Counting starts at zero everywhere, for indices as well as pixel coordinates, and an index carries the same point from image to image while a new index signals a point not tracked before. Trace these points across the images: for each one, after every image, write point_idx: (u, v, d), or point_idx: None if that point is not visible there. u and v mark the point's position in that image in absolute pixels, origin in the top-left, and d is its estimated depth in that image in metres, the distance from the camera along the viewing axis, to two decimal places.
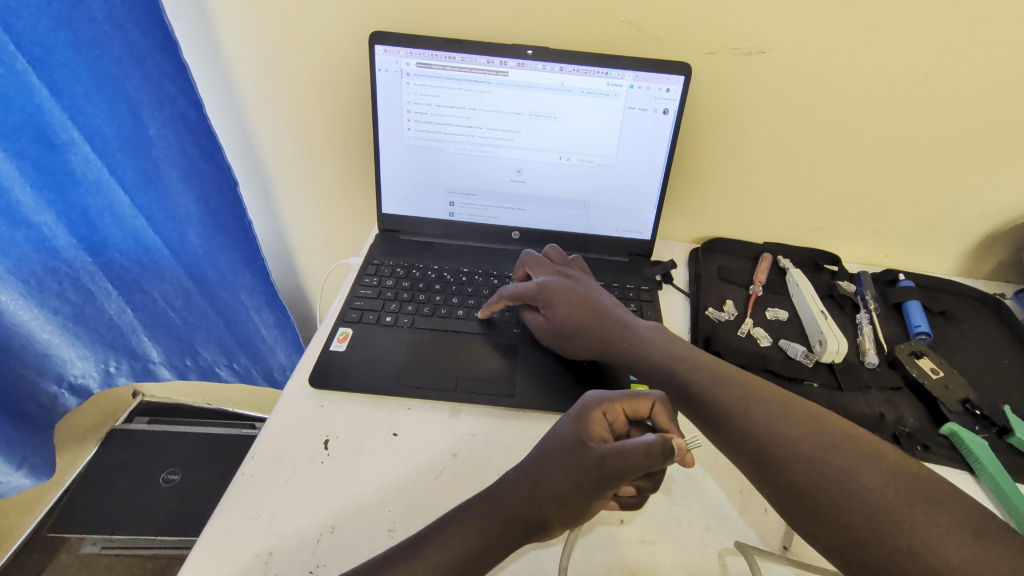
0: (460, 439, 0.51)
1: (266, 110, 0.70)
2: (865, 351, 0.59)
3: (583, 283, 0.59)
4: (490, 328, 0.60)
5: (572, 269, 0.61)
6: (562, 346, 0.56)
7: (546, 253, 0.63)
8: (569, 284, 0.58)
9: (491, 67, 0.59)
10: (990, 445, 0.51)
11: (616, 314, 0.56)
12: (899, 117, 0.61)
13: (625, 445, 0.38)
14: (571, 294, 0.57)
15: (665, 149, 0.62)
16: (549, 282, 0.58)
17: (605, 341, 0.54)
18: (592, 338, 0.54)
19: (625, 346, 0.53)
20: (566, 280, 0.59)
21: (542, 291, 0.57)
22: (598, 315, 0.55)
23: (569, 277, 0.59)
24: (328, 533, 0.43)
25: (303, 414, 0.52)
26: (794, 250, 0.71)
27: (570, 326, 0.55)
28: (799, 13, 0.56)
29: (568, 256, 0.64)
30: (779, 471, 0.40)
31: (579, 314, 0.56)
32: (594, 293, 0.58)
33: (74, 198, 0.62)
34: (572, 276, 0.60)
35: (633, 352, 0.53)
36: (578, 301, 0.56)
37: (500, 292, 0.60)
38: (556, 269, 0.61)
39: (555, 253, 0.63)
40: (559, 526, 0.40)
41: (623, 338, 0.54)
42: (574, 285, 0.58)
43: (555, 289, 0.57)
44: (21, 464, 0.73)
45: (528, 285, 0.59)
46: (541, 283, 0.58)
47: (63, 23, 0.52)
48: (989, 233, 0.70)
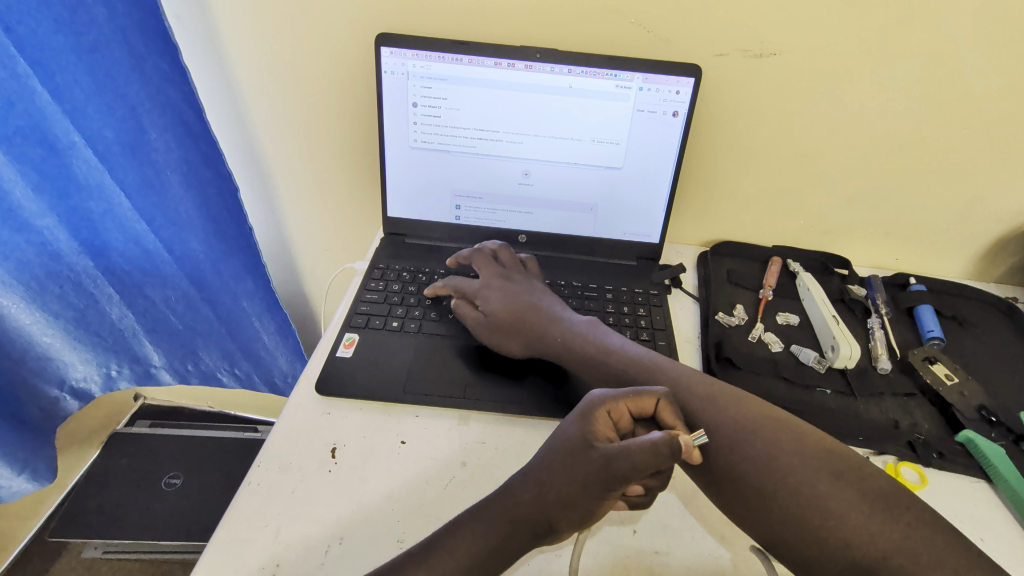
0: (469, 447, 0.50)
1: (269, 113, 0.69)
2: (878, 356, 0.58)
3: (522, 282, 0.61)
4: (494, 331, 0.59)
5: (514, 267, 0.63)
6: (493, 340, 0.56)
7: (491, 250, 0.64)
8: (507, 283, 0.61)
9: (499, 69, 0.58)
10: (1007, 453, 0.50)
11: (549, 310, 0.58)
12: (912, 119, 0.61)
13: (632, 444, 0.37)
14: (507, 292, 0.59)
15: (675, 151, 0.62)
16: (489, 281, 0.61)
17: (537, 334, 0.56)
18: (525, 332, 0.56)
19: (558, 340, 0.55)
20: (505, 279, 0.61)
21: (480, 288, 0.60)
22: (531, 311, 0.57)
23: (508, 277, 0.62)
24: (337, 543, 0.43)
25: (310, 422, 0.51)
26: (804, 254, 0.70)
27: (504, 321, 0.57)
28: (810, 15, 0.55)
29: (519, 257, 0.65)
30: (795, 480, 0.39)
31: (513, 310, 0.57)
32: (531, 292, 0.60)
33: (76, 202, 0.61)
34: (514, 276, 0.62)
35: (563, 344, 0.54)
36: (512, 299, 0.59)
37: (444, 283, 0.62)
38: (499, 269, 0.62)
39: (505, 253, 0.64)
40: (568, 528, 0.40)
41: (555, 332, 0.56)
42: (513, 285, 0.61)
43: (492, 287, 0.60)
44: (23, 469, 0.73)
45: (467, 281, 0.61)
46: (482, 282, 0.60)
47: (64, 26, 0.51)
48: (1000, 236, 0.69)
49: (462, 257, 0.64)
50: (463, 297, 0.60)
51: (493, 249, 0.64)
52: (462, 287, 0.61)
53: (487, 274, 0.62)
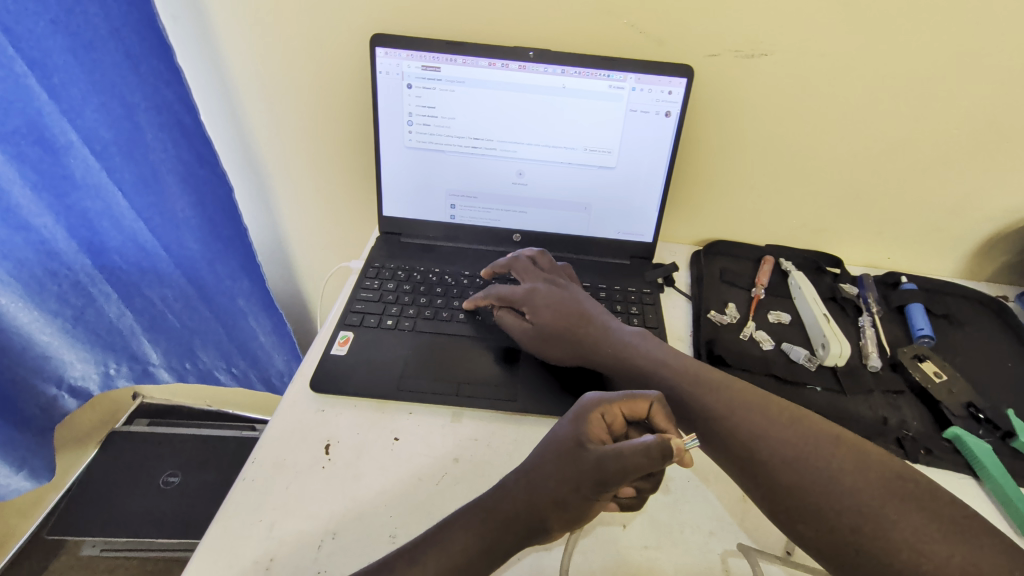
0: (461, 444, 0.51)
1: (265, 113, 0.70)
2: (868, 354, 0.59)
3: (567, 287, 0.59)
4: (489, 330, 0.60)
5: (556, 273, 0.62)
6: (545, 350, 0.55)
7: (528, 257, 0.63)
8: (553, 289, 0.59)
9: (493, 69, 0.59)
10: (994, 449, 0.51)
11: (598, 318, 0.56)
12: (901, 119, 0.61)
13: (623, 447, 0.38)
14: (555, 299, 0.57)
15: (668, 151, 0.62)
16: (534, 287, 0.59)
17: (588, 345, 0.54)
18: (576, 342, 0.55)
19: (609, 350, 0.53)
20: (551, 286, 0.59)
21: (526, 295, 0.58)
22: (582, 318, 0.56)
23: (553, 282, 0.60)
24: (330, 539, 0.43)
25: (304, 419, 0.51)
26: (796, 253, 0.71)
27: (553, 331, 0.55)
28: (800, 15, 0.55)
29: (556, 263, 0.64)
30: (780, 476, 0.40)
31: (563, 318, 0.56)
32: (578, 298, 0.58)
33: (74, 201, 0.61)
34: (558, 281, 0.60)
35: (616, 355, 0.53)
36: (562, 306, 0.57)
37: (488, 290, 0.60)
38: (541, 274, 0.61)
39: (543, 258, 0.63)
40: (559, 529, 0.40)
41: (607, 341, 0.54)
42: (559, 290, 0.59)
43: (540, 294, 0.58)
44: (20, 467, 0.73)
45: (513, 288, 0.59)
46: (528, 288, 0.58)
47: (61, 26, 0.52)
48: (992, 235, 0.70)
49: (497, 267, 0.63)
50: (508, 305, 0.59)
51: (531, 255, 0.63)
52: (506, 294, 0.59)
53: (531, 280, 0.60)
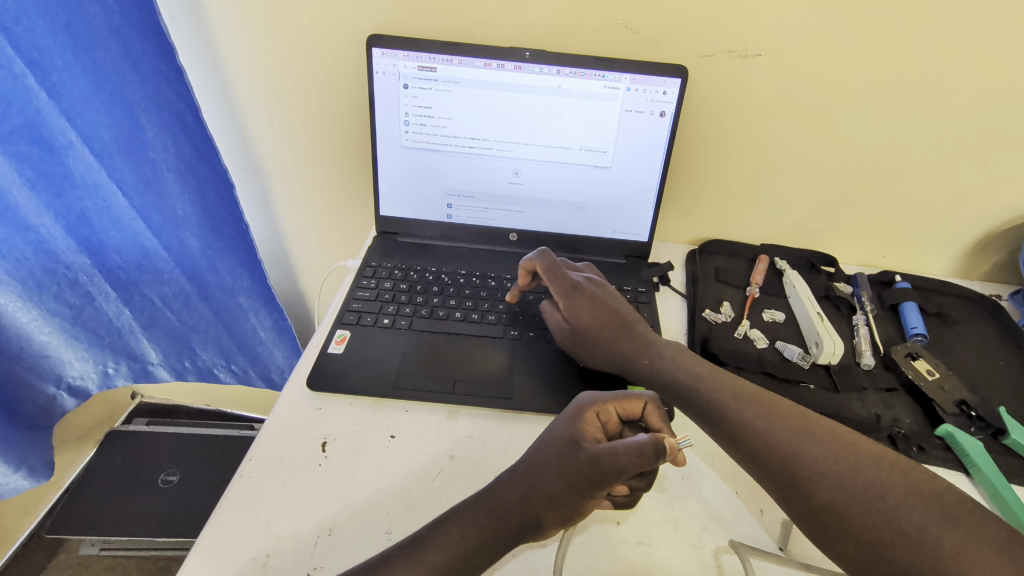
0: (458, 442, 0.51)
1: (263, 113, 0.70)
2: (861, 352, 0.59)
3: (607, 291, 0.58)
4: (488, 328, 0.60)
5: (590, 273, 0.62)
6: (580, 353, 0.55)
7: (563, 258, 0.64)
8: (596, 289, 0.58)
9: (489, 69, 0.59)
10: (985, 446, 0.51)
11: (638, 330, 0.55)
12: (893, 119, 0.62)
13: (618, 446, 0.38)
14: (597, 300, 0.57)
15: (663, 151, 0.62)
16: (577, 287, 0.57)
17: (624, 355, 0.53)
18: (613, 348, 0.54)
19: (644, 363, 0.52)
20: (595, 287, 0.58)
21: (571, 291, 0.57)
22: (622, 325, 0.55)
23: (597, 282, 0.59)
24: (326, 535, 0.44)
25: (301, 417, 0.52)
26: (790, 252, 0.71)
27: (591, 334, 0.55)
28: (792, 17, 0.56)
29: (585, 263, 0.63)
30: None
31: (603, 325, 0.55)
32: (619, 303, 0.58)
33: (73, 200, 0.62)
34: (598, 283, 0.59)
35: (652, 369, 0.52)
36: (603, 308, 0.56)
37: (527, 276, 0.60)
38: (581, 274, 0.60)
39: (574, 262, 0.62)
40: (554, 526, 0.41)
41: (644, 354, 0.53)
42: (600, 294, 0.58)
43: (582, 296, 0.57)
44: (19, 466, 0.73)
45: (562, 276, 0.58)
46: (570, 288, 0.57)
47: (61, 27, 0.52)
48: (984, 234, 0.70)
49: (542, 263, 0.59)
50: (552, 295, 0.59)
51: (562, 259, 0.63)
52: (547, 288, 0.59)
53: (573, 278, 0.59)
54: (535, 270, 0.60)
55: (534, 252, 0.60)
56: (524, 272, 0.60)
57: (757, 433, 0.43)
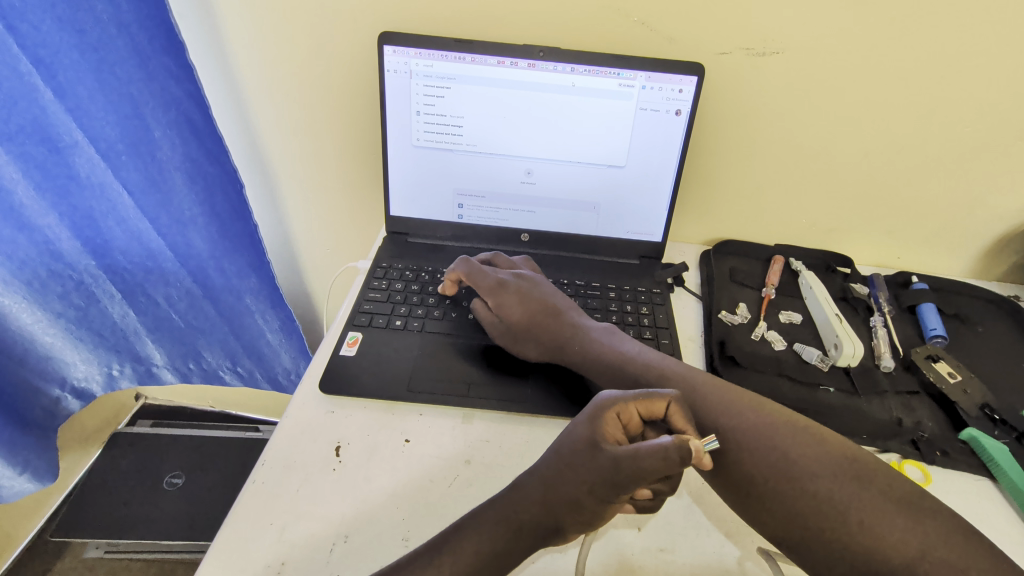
0: (473, 445, 0.50)
1: (271, 112, 0.69)
2: (880, 355, 0.58)
3: (536, 282, 0.60)
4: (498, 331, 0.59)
5: (521, 265, 0.63)
6: (515, 347, 0.56)
7: (487, 258, 0.64)
8: (524, 282, 0.59)
9: (501, 67, 0.58)
10: (1011, 451, 0.50)
11: (568, 316, 0.57)
12: (913, 118, 0.61)
13: (641, 448, 0.37)
14: (526, 293, 0.58)
15: (678, 149, 0.62)
16: (504, 283, 0.59)
17: (558, 343, 0.55)
18: (545, 337, 0.56)
19: (578, 348, 0.54)
20: (521, 280, 0.60)
21: (498, 287, 0.58)
22: (553, 313, 0.57)
23: (524, 274, 0.61)
24: (342, 542, 0.43)
25: (314, 421, 0.51)
26: (806, 252, 0.70)
27: (524, 326, 0.56)
28: (811, 14, 0.55)
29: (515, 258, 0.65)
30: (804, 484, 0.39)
31: (534, 316, 0.57)
32: (548, 291, 0.59)
33: (79, 200, 0.61)
34: (525, 275, 0.61)
35: (584, 353, 0.54)
36: (533, 300, 0.58)
37: (453, 277, 0.60)
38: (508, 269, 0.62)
39: (499, 258, 0.63)
40: (575, 530, 0.40)
41: (576, 340, 0.55)
42: (528, 287, 0.59)
43: (510, 291, 0.58)
44: (24, 468, 0.72)
45: (486, 274, 0.59)
46: (498, 284, 0.59)
47: (68, 24, 0.51)
48: (1002, 234, 0.69)
49: (462, 270, 0.59)
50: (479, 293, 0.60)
51: (486, 258, 0.64)
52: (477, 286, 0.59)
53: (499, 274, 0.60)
54: (460, 279, 0.60)
55: (455, 261, 0.61)
56: (451, 282, 0.60)
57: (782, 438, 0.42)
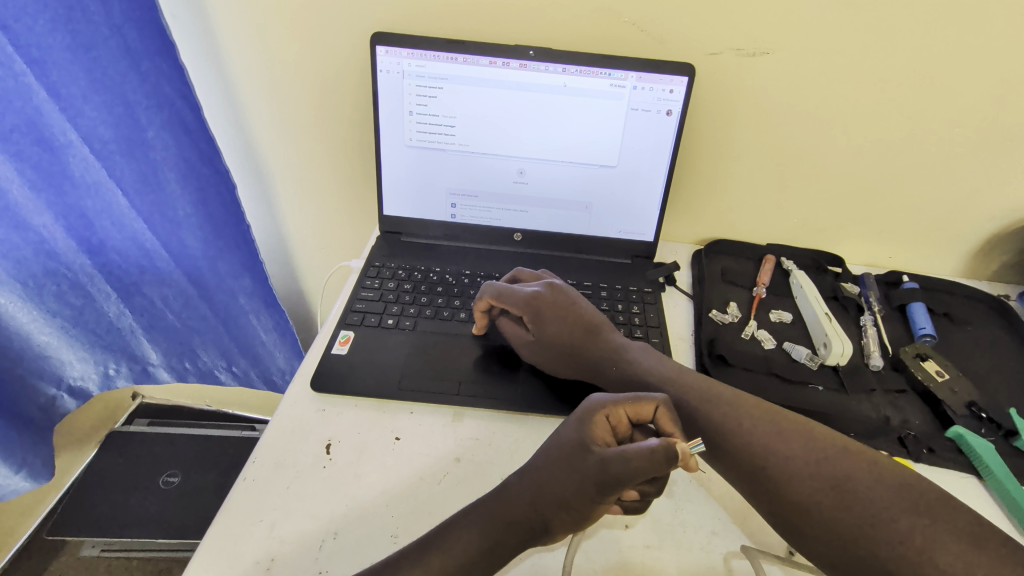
0: (463, 444, 0.50)
1: (265, 112, 0.70)
2: (870, 353, 0.58)
3: (570, 296, 0.57)
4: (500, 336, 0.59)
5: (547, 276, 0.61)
6: (551, 367, 0.54)
7: (511, 275, 0.61)
8: (558, 297, 0.56)
9: (493, 67, 0.58)
10: (996, 449, 0.50)
11: (604, 333, 0.55)
12: (902, 118, 0.61)
13: (628, 450, 0.37)
14: (561, 310, 0.55)
15: (669, 149, 0.62)
16: (540, 300, 0.55)
17: (595, 363, 0.53)
18: (580, 356, 0.54)
19: (614, 369, 0.53)
20: (554, 295, 0.56)
21: (534, 305, 0.55)
22: (589, 331, 0.54)
23: (556, 284, 0.57)
24: (331, 539, 0.43)
25: (305, 419, 0.51)
26: (797, 252, 0.71)
27: (559, 347, 0.54)
28: (800, 14, 0.55)
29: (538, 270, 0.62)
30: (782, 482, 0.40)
31: (572, 335, 0.54)
32: (582, 305, 0.56)
33: (73, 200, 0.61)
34: (558, 286, 0.57)
35: (623, 374, 0.52)
36: (569, 318, 0.55)
37: (485, 297, 0.56)
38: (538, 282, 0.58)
39: (525, 273, 0.60)
40: (562, 530, 0.40)
41: (613, 360, 0.53)
42: (563, 302, 0.56)
43: (546, 310, 0.55)
44: (20, 467, 0.73)
45: (516, 292, 0.56)
46: (533, 302, 0.55)
47: (60, 24, 0.51)
48: (992, 234, 0.70)
49: (490, 294, 0.56)
50: (509, 312, 0.57)
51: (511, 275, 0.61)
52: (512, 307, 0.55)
53: (533, 289, 0.56)
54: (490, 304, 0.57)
55: (483, 287, 0.57)
56: (480, 312, 0.57)
57: (765, 438, 0.44)
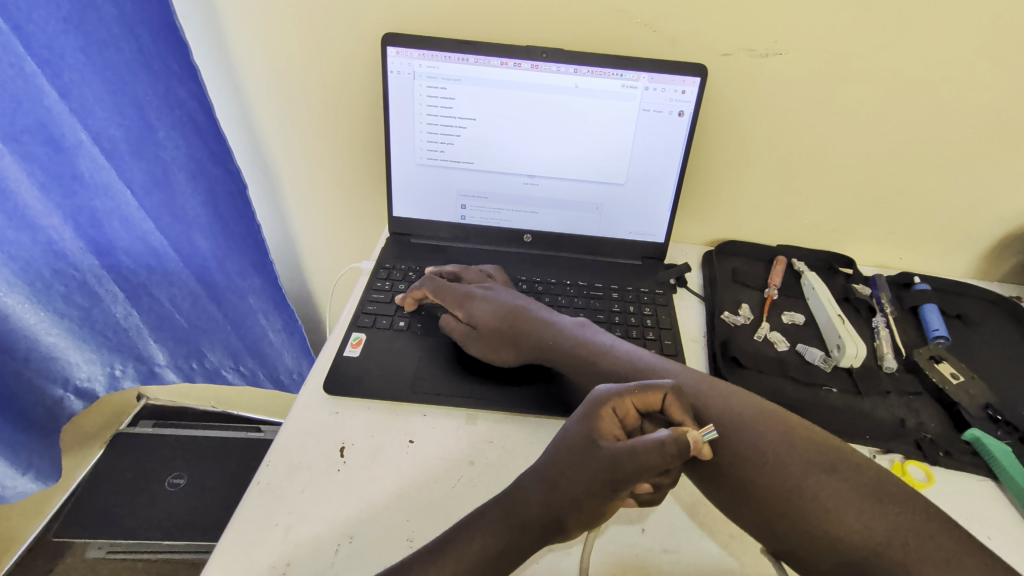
0: (476, 446, 0.50)
1: (274, 113, 0.70)
2: (883, 355, 0.58)
3: (501, 289, 0.60)
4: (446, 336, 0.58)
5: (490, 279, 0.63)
6: (491, 352, 0.55)
7: (454, 273, 0.63)
8: (490, 289, 0.60)
9: (505, 68, 0.58)
10: (1013, 452, 0.50)
11: (537, 314, 0.57)
12: (915, 119, 0.61)
13: (638, 444, 0.37)
14: (492, 298, 0.58)
15: (681, 151, 0.62)
16: (470, 292, 0.59)
17: (533, 341, 0.54)
18: (519, 338, 0.55)
19: (552, 344, 0.54)
20: (488, 288, 0.60)
21: (466, 297, 0.58)
22: (521, 313, 0.57)
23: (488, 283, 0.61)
24: (347, 543, 0.43)
25: (318, 422, 0.51)
26: (809, 253, 0.71)
27: (497, 331, 0.55)
28: (814, 15, 0.55)
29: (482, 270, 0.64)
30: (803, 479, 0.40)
31: (505, 318, 0.56)
32: (514, 296, 0.60)
33: (83, 201, 0.61)
34: (490, 284, 0.61)
35: (559, 348, 0.53)
36: (500, 305, 0.57)
37: (419, 289, 0.60)
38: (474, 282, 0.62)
39: (467, 273, 0.63)
40: (578, 528, 0.40)
41: (548, 336, 0.54)
42: (495, 292, 0.59)
43: (476, 299, 0.58)
44: (27, 468, 0.73)
45: (449, 288, 0.59)
46: (463, 293, 0.59)
47: (72, 25, 0.51)
48: (1004, 235, 0.69)
49: (427, 287, 0.59)
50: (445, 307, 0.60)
51: (452, 272, 0.63)
52: (444, 297, 0.59)
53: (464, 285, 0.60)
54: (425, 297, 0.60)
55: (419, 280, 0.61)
56: (412, 298, 0.60)
57: (775, 431, 0.42)
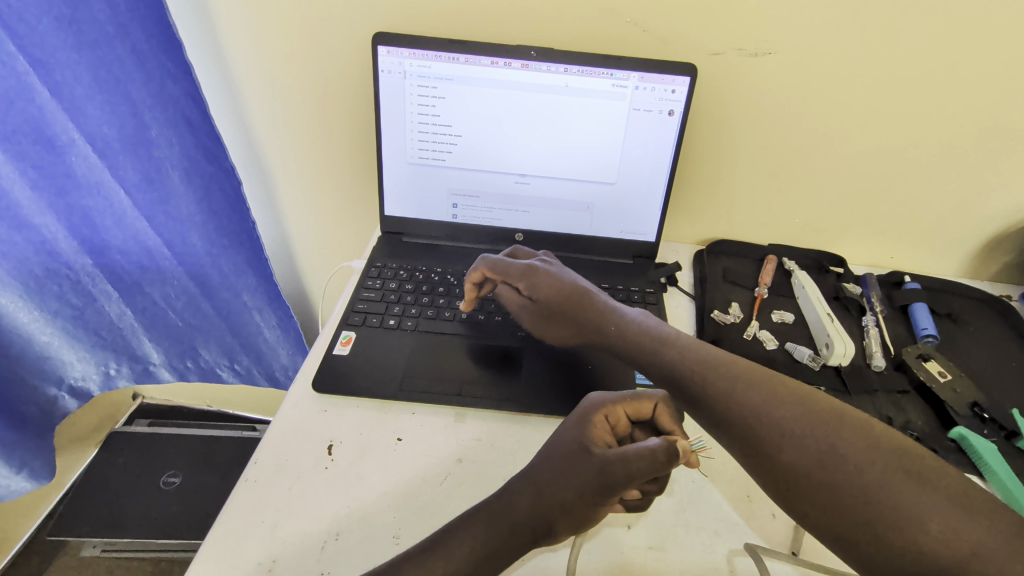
0: (465, 445, 0.50)
1: (267, 112, 0.70)
2: (871, 354, 0.59)
3: (565, 268, 0.57)
4: (477, 329, 0.59)
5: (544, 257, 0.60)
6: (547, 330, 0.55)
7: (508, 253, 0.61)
8: (553, 266, 0.57)
9: (495, 67, 0.58)
10: (998, 450, 0.50)
11: (600, 298, 0.54)
12: (904, 119, 0.61)
13: (629, 451, 0.37)
14: (556, 276, 0.56)
15: (671, 150, 0.62)
16: (534, 266, 0.57)
17: (591, 324, 0.52)
18: (579, 319, 0.53)
19: (613, 329, 0.51)
20: (551, 264, 0.57)
21: (529, 271, 0.56)
22: (584, 296, 0.54)
23: (550, 261, 0.59)
24: (333, 540, 0.43)
25: (307, 419, 0.51)
26: (799, 253, 0.71)
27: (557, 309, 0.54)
28: (803, 14, 0.55)
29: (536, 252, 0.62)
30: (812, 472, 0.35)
31: (566, 297, 0.54)
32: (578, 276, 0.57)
33: (75, 199, 0.61)
34: (552, 262, 0.58)
35: (620, 336, 0.50)
36: (563, 283, 0.55)
37: (478, 265, 0.58)
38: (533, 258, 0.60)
39: (521, 251, 0.61)
40: (565, 532, 0.40)
41: (611, 322, 0.51)
42: (557, 270, 0.56)
43: (540, 274, 0.56)
44: (21, 468, 0.73)
45: (511, 265, 0.57)
46: (526, 267, 0.56)
47: (65, 24, 0.51)
48: (993, 234, 0.70)
49: (486, 267, 0.58)
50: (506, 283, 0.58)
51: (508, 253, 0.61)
52: (505, 271, 0.57)
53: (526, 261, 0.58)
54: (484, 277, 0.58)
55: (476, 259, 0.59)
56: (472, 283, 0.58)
57: (796, 416, 0.37)
